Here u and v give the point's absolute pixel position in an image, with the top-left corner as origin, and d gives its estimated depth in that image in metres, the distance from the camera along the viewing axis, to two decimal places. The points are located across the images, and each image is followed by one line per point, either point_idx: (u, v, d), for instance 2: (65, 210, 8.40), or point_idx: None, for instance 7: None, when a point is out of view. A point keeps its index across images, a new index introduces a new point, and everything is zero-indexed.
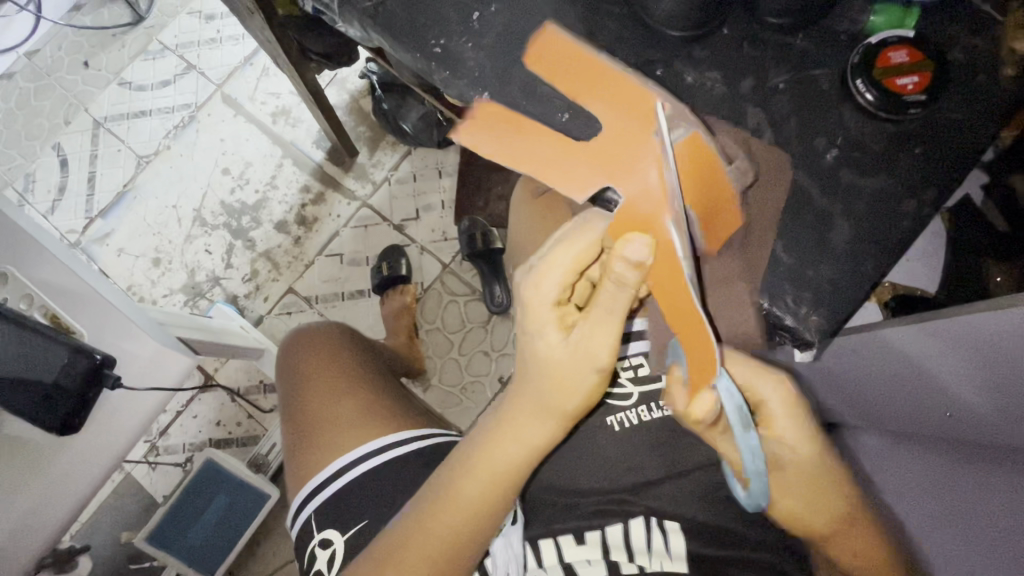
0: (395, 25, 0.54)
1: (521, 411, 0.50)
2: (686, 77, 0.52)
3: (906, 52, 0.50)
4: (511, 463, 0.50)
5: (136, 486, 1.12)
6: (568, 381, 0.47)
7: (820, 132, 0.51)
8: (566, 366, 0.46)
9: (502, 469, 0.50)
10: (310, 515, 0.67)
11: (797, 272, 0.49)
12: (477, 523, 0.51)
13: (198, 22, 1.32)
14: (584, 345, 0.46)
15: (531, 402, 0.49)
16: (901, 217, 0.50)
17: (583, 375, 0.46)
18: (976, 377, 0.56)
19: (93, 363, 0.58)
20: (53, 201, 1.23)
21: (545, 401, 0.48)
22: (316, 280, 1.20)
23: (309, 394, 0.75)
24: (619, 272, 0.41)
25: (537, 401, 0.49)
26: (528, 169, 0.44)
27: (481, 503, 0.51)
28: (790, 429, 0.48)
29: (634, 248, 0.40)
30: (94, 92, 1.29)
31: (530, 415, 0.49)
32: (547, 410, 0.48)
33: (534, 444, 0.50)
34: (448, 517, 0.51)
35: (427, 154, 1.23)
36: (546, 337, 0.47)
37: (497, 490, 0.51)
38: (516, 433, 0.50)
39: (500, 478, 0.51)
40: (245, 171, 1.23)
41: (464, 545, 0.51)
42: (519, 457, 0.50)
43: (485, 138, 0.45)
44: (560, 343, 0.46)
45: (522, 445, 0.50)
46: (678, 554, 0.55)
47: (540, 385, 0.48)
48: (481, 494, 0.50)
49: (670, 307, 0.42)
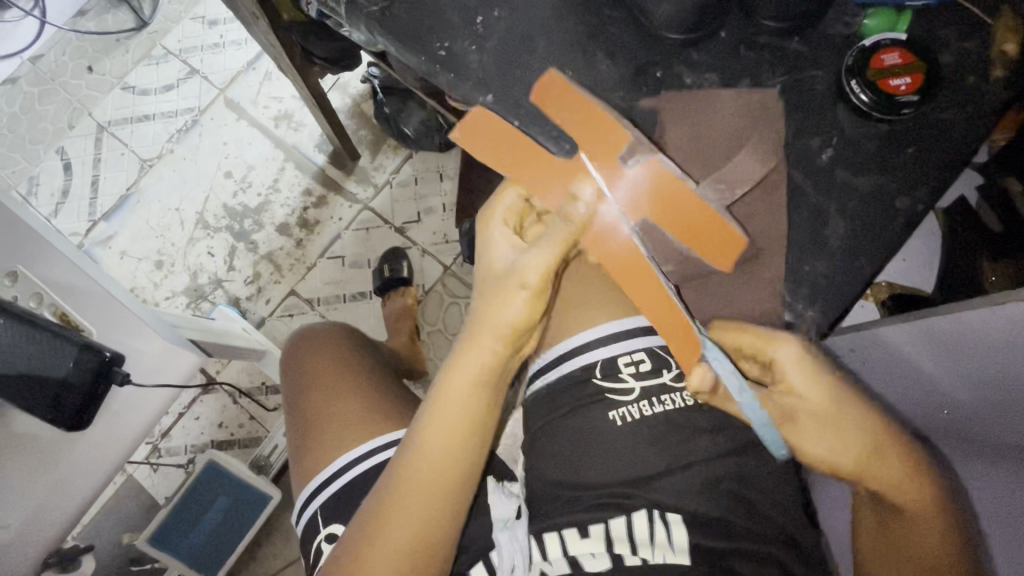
0: (400, 29, 0.55)
1: (466, 337, 0.54)
2: (685, 79, 0.54)
3: (899, 54, 0.51)
4: (461, 385, 0.53)
5: (138, 488, 1.13)
6: (501, 300, 0.53)
7: (815, 132, 0.52)
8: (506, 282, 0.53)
9: (450, 394, 0.53)
10: (316, 510, 0.67)
11: (794, 267, 0.51)
12: (448, 466, 0.52)
13: (201, 27, 1.33)
14: (523, 262, 0.52)
15: (475, 322, 0.54)
16: (895, 215, 0.51)
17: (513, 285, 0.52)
18: (968, 372, 0.57)
19: (102, 360, 0.59)
20: (56, 204, 1.24)
21: (484, 317, 0.53)
22: (318, 283, 1.21)
23: (313, 392, 0.76)
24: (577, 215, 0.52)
25: (477, 323, 0.54)
26: (513, 169, 0.54)
27: (444, 438, 0.53)
28: (800, 378, 0.51)
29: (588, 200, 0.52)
30: (98, 96, 1.30)
31: (473, 337, 0.54)
32: (484, 326, 0.53)
33: (482, 364, 0.53)
34: (424, 454, 0.52)
35: (428, 157, 1.25)
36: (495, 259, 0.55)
37: (451, 417, 0.53)
38: (469, 357, 0.53)
39: (462, 405, 0.53)
40: (248, 175, 1.24)
41: (443, 488, 0.52)
42: (466, 377, 0.53)
43: (479, 145, 0.54)
44: (506, 259, 0.55)
45: (468, 364, 0.53)
46: (680, 546, 0.55)
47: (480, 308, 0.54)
48: (446, 428, 0.53)
49: (649, 294, 0.52)
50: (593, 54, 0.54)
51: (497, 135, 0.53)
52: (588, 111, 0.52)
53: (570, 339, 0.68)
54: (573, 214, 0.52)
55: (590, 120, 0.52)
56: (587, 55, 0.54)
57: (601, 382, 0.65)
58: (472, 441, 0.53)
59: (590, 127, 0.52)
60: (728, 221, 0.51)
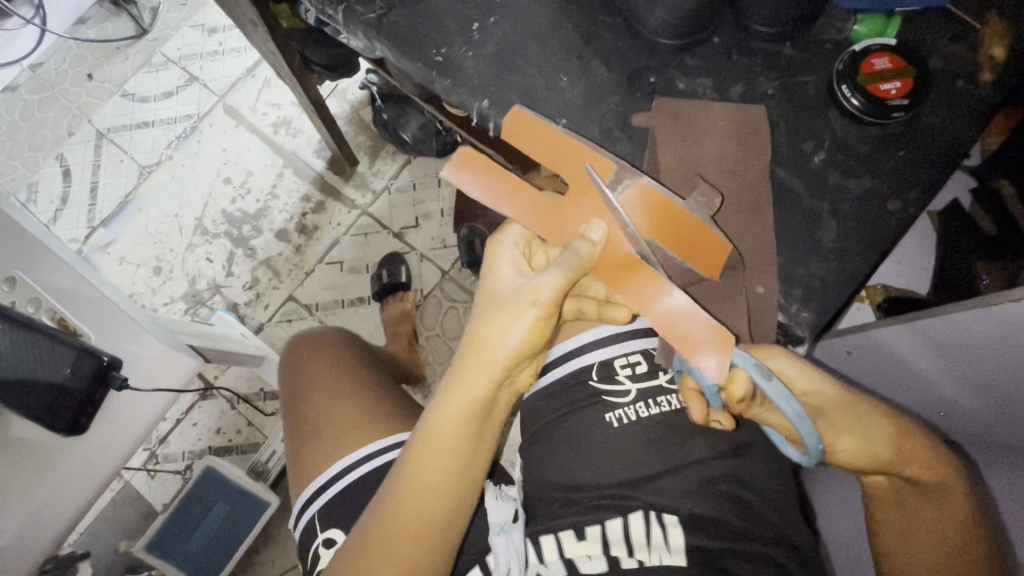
0: (397, 35, 0.55)
1: (458, 365, 0.49)
2: (679, 84, 0.54)
3: (889, 59, 0.52)
4: (452, 414, 0.48)
5: (136, 495, 1.12)
6: (500, 318, 0.47)
7: (807, 136, 0.53)
8: (503, 300, 0.48)
9: (440, 421, 0.48)
10: (314, 514, 0.67)
11: (788, 269, 0.51)
12: (439, 509, 0.49)
13: (200, 35, 1.34)
14: (532, 282, 0.48)
15: (468, 344, 0.49)
16: (887, 217, 0.51)
17: (512, 305, 0.47)
18: (965, 374, 0.58)
19: (99, 365, 0.59)
20: (55, 211, 1.25)
21: (477, 337, 0.48)
22: (317, 288, 1.21)
23: (312, 396, 0.76)
24: (578, 245, 0.47)
25: (469, 345, 0.49)
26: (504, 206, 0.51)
27: (425, 463, 0.48)
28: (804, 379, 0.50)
29: (593, 231, 0.48)
30: (97, 103, 1.31)
31: (466, 363, 0.48)
32: (478, 352, 0.48)
33: (475, 396, 0.48)
34: (415, 490, 0.48)
35: (427, 163, 1.25)
36: (497, 278, 0.50)
37: (436, 443, 0.48)
38: (461, 387, 0.48)
39: (452, 439, 0.48)
40: (247, 181, 1.25)
41: (433, 520, 0.49)
42: (455, 407, 0.48)
43: (465, 184, 0.51)
44: (510, 281, 0.50)
45: (459, 394, 0.48)
46: (676, 547, 0.56)
47: (473, 329, 0.49)
48: (435, 464, 0.48)
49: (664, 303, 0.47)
50: (587, 59, 0.54)
51: (482, 172, 0.51)
52: (553, 137, 0.49)
53: (570, 341, 0.68)
54: (579, 245, 0.47)
55: (558, 147, 0.49)
56: (581, 61, 0.54)
57: (598, 384, 0.65)
58: (454, 468, 0.49)
59: (556, 152, 0.50)
60: (709, 228, 0.47)
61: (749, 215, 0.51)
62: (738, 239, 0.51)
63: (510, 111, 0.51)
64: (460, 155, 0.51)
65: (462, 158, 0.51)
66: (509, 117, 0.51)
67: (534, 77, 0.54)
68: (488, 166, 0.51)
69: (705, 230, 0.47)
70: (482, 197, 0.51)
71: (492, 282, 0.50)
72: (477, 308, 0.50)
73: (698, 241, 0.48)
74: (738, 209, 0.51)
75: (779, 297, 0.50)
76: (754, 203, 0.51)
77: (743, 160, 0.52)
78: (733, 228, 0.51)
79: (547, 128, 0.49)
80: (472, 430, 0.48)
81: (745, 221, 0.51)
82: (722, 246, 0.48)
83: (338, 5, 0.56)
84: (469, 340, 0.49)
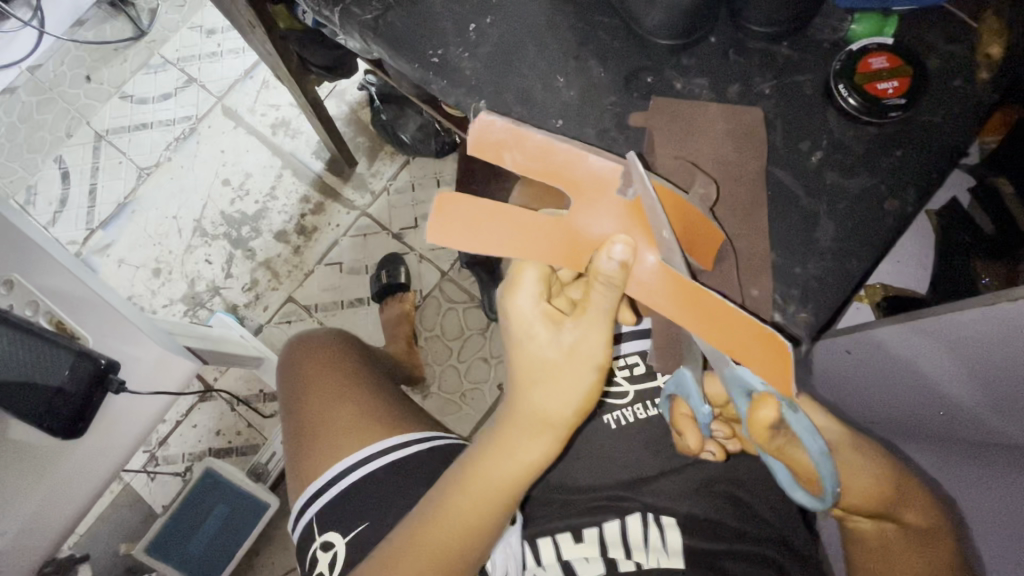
0: (393, 36, 0.55)
1: (514, 428, 0.47)
2: (676, 84, 0.54)
3: (886, 58, 0.52)
4: (508, 478, 0.47)
5: (135, 497, 1.12)
6: (563, 387, 0.44)
7: (804, 136, 0.53)
8: (560, 368, 0.44)
9: (497, 484, 0.48)
10: (311, 518, 0.67)
11: (786, 270, 0.51)
12: (469, 541, 0.48)
13: (199, 36, 1.34)
14: (576, 342, 0.43)
15: (526, 412, 0.46)
16: (885, 216, 0.51)
17: (576, 377, 0.44)
18: (969, 371, 0.57)
19: (97, 368, 0.59)
20: (54, 213, 1.25)
21: (540, 411, 0.45)
22: (316, 289, 1.21)
23: (310, 398, 0.76)
24: (605, 269, 0.41)
25: (528, 414, 0.46)
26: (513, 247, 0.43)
27: (475, 517, 0.48)
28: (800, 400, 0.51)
29: (619, 247, 0.41)
30: (95, 106, 1.31)
31: (524, 430, 0.46)
32: (542, 424, 0.46)
33: (528, 456, 0.47)
34: (443, 518, 0.49)
35: (425, 164, 1.25)
36: (535, 342, 0.44)
37: (491, 503, 0.48)
38: (513, 449, 0.47)
39: (496, 489, 0.48)
40: (246, 182, 1.25)
41: (460, 547, 0.48)
42: (513, 471, 0.47)
43: (457, 240, 0.42)
44: (544, 345, 0.44)
45: (518, 461, 0.47)
46: (674, 548, 0.56)
47: (531, 399, 0.45)
48: (474, 510, 0.48)
49: (713, 326, 0.40)
50: (584, 60, 0.54)
51: (473, 218, 0.42)
52: (539, 143, 0.41)
53: None
54: (608, 266, 0.40)
55: (552, 155, 0.41)
56: (578, 61, 0.54)
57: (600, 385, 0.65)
58: (501, 519, 0.50)
59: (549, 160, 0.41)
60: (711, 221, 0.47)
61: (745, 216, 0.51)
62: (734, 240, 0.51)
63: (475, 119, 0.41)
64: (440, 199, 0.41)
65: (441, 207, 0.42)
66: (472, 130, 0.41)
67: (531, 78, 0.54)
68: (479, 206, 0.42)
69: (708, 226, 0.47)
70: (486, 244, 0.43)
71: (535, 347, 0.44)
72: (524, 372, 0.45)
73: (699, 234, 0.47)
74: (733, 208, 0.51)
75: (776, 296, 0.50)
76: (751, 203, 0.51)
77: (740, 159, 0.52)
78: (729, 229, 0.51)
79: (529, 131, 0.41)
80: (518, 485, 0.48)
81: (743, 222, 0.51)
82: (720, 237, 0.47)
83: (335, 7, 0.56)
84: (524, 408, 0.46)
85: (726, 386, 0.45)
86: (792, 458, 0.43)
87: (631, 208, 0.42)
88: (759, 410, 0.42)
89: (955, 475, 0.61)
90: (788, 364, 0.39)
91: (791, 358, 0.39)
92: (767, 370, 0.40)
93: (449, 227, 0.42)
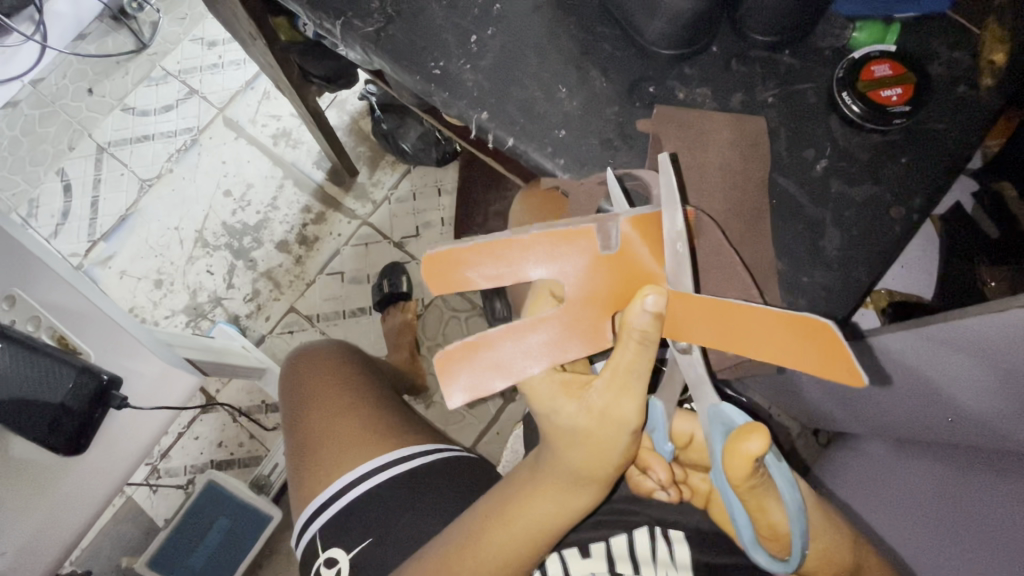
0: (394, 48, 0.55)
1: (556, 477, 0.45)
2: (678, 93, 0.54)
3: (889, 65, 0.52)
4: (549, 521, 0.46)
5: (136, 511, 1.12)
6: (598, 451, 0.42)
7: (808, 143, 0.53)
8: (593, 432, 0.41)
9: (540, 525, 0.46)
10: (315, 533, 0.67)
11: (792, 278, 0.51)
12: (503, 568, 0.47)
13: (200, 48, 1.35)
14: (607, 406, 0.41)
15: (565, 466, 0.44)
16: (890, 224, 0.51)
17: (611, 440, 0.41)
18: (978, 385, 0.53)
19: (100, 383, 0.58)
20: (56, 225, 1.25)
21: (580, 467, 0.43)
22: (317, 299, 1.20)
23: (313, 413, 0.75)
24: (639, 322, 0.39)
25: (569, 471, 0.44)
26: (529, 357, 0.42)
27: (513, 550, 0.46)
28: None
29: (651, 297, 0.39)
30: (97, 118, 1.31)
31: (564, 480, 0.44)
32: (583, 476, 0.44)
33: (569, 505, 0.45)
34: (475, 546, 0.47)
35: (427, 172, 1.25)
36: (562, 415, 0.42)
37: (534, 543, 0.46)
38: (552, 495, 0.45)
39: (535, 526, 0.46)
40: (246, 193, 1.25)
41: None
42: (556, 516, 0.46)
43: (476, 394, 0.41)
44: (569, 412, 0.42)
45: (563, 508, 0.45)
46: (682, 562, 0.56)
47: (567, 461, 0.43)
48: (513, 546, 0.46)
49: (750, 337, 0.40)
50: (586, 70, 0.54)
51: (474, 359, 0.41)
52: (502, 245, 0.41)
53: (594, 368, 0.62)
54: (639, 322, 0.39)
55: (517, 258, 0.41)
56: (580, 71, 0.54)
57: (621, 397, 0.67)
58: (542, 550, 0.48)
59: (522, 257, 0.41)
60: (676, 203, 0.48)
61: (749, 227, 0.51)
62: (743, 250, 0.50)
63: (424, 269, 0.40)
64: (440, 358, 0.41)
65: (444, 367, 0.41)
66: (429, 270, 0.40)
67: (532, 89, 0.54)
68: (476, 350, 0.41)
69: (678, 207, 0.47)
70: (500, 376, 0.41)
71: (560, 419, 0.42)
72: (557, 438, 0.43)
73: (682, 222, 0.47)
74: (737, 216, 0.51)
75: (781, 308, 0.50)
76: (754, 212, 0.51)
77: (743, 165, 0.52)
78: (739, 239, 0.51)
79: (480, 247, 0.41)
80: (558, 523, 0.46)
81: (748, 233, 0.51)
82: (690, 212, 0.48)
83: (337, 19, 0.56)
84: (563, 467, 0.44)
85: (706, 424, 0.43)
86: (760, 505, 0.41)
87: (618, 257, 0.43)
88: (744, 441, 0.39)
89: (968, 486, 0.59)
90: (840, 350, 0.37)
91: (840, 339, 0.36)
92: (825, 364, 0.37)
93: (459, 381, 0.41)
